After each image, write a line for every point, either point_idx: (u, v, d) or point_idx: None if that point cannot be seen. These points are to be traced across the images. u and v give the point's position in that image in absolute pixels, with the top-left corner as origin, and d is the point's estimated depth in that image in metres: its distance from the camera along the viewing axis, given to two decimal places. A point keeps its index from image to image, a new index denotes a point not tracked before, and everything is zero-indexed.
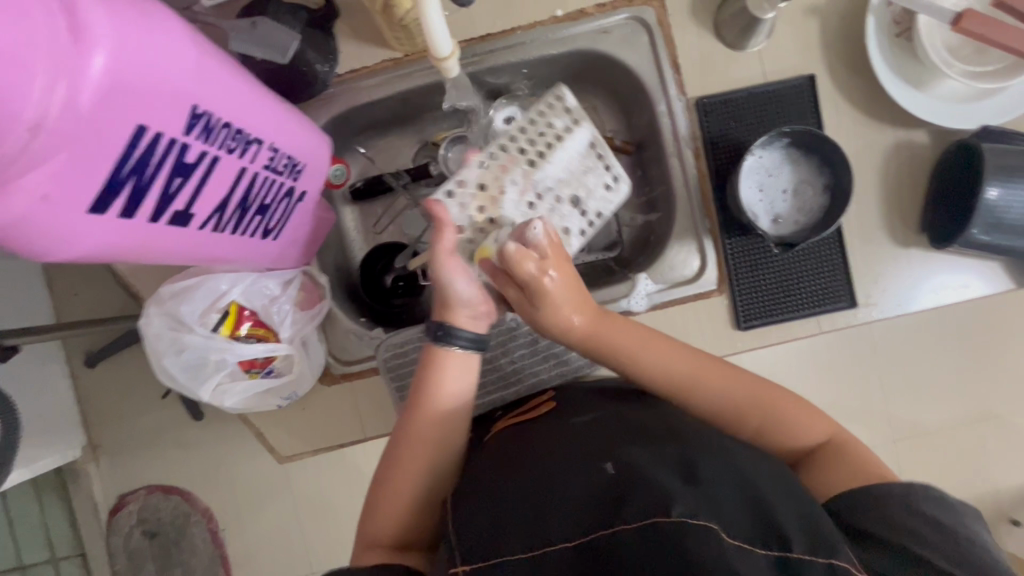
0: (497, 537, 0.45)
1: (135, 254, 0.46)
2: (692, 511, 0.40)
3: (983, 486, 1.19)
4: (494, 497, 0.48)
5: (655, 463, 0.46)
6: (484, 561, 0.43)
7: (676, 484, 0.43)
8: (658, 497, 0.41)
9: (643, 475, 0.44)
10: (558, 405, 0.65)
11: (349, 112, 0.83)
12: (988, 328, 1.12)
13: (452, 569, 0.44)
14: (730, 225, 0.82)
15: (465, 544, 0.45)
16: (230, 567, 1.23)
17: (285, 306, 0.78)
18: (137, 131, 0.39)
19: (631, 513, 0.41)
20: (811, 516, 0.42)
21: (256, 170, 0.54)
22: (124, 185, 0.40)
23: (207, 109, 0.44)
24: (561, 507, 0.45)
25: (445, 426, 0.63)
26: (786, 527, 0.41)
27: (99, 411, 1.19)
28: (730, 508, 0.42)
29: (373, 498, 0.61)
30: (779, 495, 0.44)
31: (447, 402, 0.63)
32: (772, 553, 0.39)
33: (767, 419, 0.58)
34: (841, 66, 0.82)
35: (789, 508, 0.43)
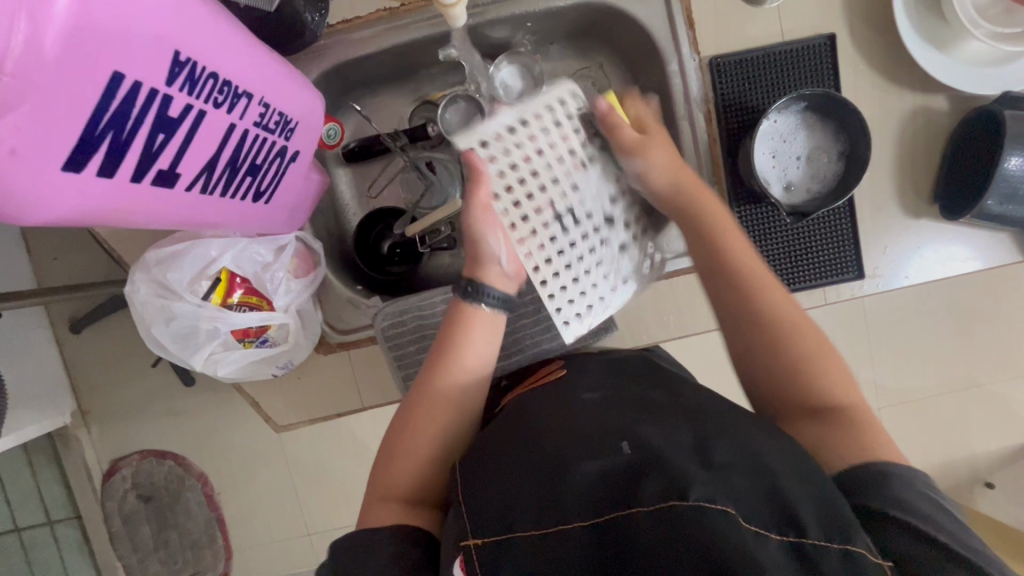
0: (509, 516, 0.43)
1: (116, 218, 0.42)
2: (710, 496, 0.39)
3: (961, 450, 1.21)
4: (507, 471, 0.47)
5: (669, 443, 0.45)
6: (498, 536, 0.43)
7: (692, 468, 0.42)
8: (673, 482, 0.40)
9: (658, 456, 0.43)
10: (563, 376, 0.64)
11: (341, 66, 0.78)
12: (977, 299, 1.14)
13: (462, 542, 0.43)
14: (741, 193, 0.79)
15: (477, 520, 0.44)
16: (226, 529, 1.23)
17: (278, 274, 0.73)
18: (113, 80, 0.35)
19: (646, 498, 0.40)
20: (823, 497, 0.42)
21: (245, 127, 0.50)
22: (101, 141, 0.36)
23: (191, 57, 0.40)
24: (570, 482, 0.43)
25: (463, 385, 0.61)
26: (800, 509, 0.40)
27: (87, 376, 1.17)
28: (745, 490, 0.41)
29: (388, 449, 0.60)
30: (792, 474, 0.43)
31: (465, 360, 0.62)
32: (787, 538, 0.38)
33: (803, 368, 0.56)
34: (862, 26, 0.78)
35: (811, 491, 0.42)
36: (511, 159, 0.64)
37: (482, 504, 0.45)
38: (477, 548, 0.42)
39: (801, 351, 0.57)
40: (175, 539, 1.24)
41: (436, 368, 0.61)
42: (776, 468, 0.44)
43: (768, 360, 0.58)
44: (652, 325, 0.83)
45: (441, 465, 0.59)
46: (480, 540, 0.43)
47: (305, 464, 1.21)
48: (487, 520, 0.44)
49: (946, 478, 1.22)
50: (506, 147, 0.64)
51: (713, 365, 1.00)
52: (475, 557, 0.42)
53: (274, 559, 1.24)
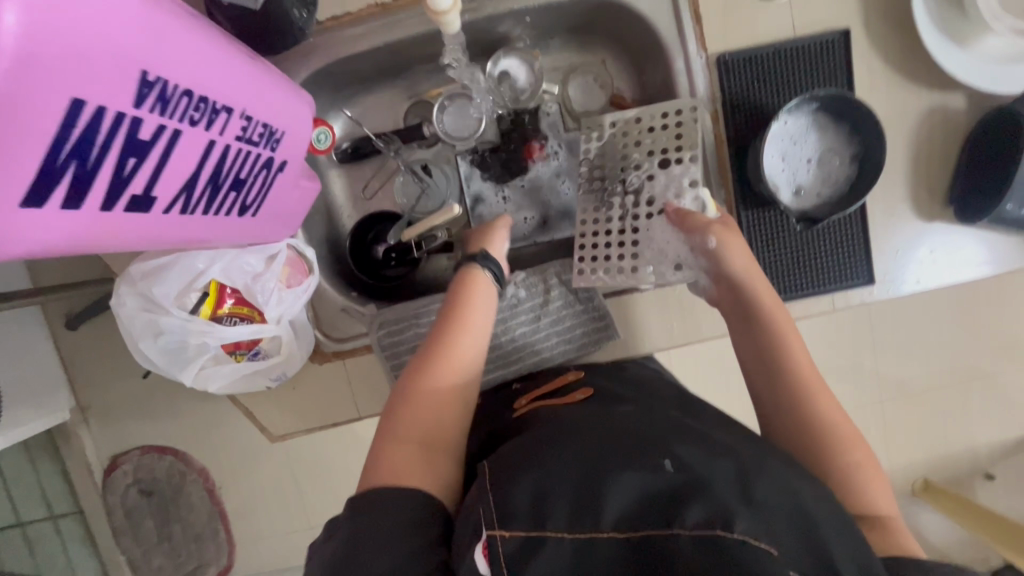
0: (540, 512, 0.41)
1: (87, 248, 0.39)
2: (755, 532, 0.38)
3: (965, 443, 1.20)
4: (540, 467, 0.44)
5: (712, 469, 0.43)
6: (530, 531, 0.40)
7: (732, 497, 0.40)
8: (718, 508, 0.39)
9: (701, 481, 0.41)
10: (593, 395, 0.60)
11: (333, 65, 0.74)
12: (983, 292, 1.13)
13: (486, 531, 0.41)
14: (748, 196, 0.76)
15: (508, 511, 0.41)
16: (229, 524, 1.23)
17: (270, 285, 0.71)
18: (74, 106, 0.32)
19: (690, 518, 0.39)
20: (861, 549, 0.40)
21: (226, 142, 0.47)
22: (65, 172, 0.33)
23: (159, 75, 0.37)
24: (612, 489, 0.41)
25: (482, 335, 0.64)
26: (837, 554, 0.39)
27: (84, 374, 1.15)
28: (788, 532, 0.39)
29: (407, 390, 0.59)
30: (835, 525, 0.41)
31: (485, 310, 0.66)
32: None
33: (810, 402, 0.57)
34: (878, 20, 0.74)
35: (841, 542, 0.40)
36: (663, 148, 0.70)
37: (514, 493, 0.42)
38: (505, 542, 0.40)
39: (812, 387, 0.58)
40: (178, 533, 1.23)
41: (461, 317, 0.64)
42: (790, 500, 0.42)
43: (776, 378, 0.59)
44: (655, 332, 0.80)
45: (458, 411, 0.59)
46: (508, 532, 0.40)
47: (305, 461, 1.20)
48: (516, 514, 0.41)
49: (947, 472, 1.21)
50: (670, 134, 0.70)
51: (717, 364, 0.97)
52: (501, 548, 0.40)
53: (275, 553, 1.24)
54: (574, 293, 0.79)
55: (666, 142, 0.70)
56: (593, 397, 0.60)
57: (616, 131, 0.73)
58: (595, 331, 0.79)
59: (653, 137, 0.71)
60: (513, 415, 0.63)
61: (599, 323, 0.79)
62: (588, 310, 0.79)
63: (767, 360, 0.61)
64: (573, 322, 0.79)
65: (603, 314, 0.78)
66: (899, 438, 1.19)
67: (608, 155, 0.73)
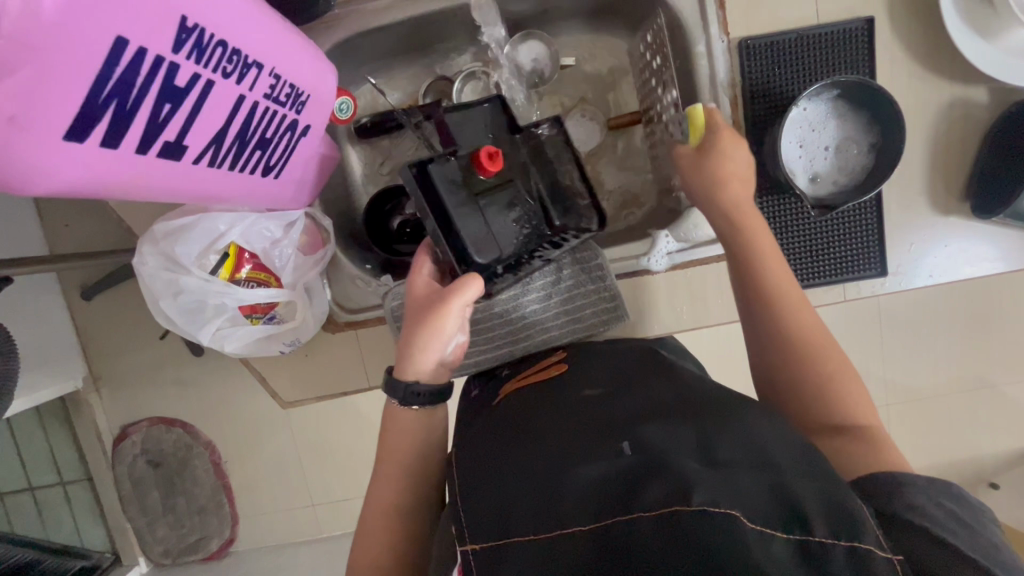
0: (506, 519, 0.43)
1: (119, 192, 0.42)
2: (713, 499, 0.38)
3: (970, 450, 1.19)
4: (500, 475, 0.47)
5: (673, 444, 0.45)
6: (494, 541, 0.43)
7: (696, 467, 0.42)
8: (678, 483, 0.40)
9: (660, 459, 0.43)
10: (568, 368, 0.63)
11: (355, 39, 0.75)
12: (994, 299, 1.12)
13: (462, 547, 0.43)
14: (765, 182, 0.76)
15: (473, 523, 0.44)
16: (233, 497, 1.25)
17: (287, 251, 0.73)
18: (115, 45, 0.34)
19: (648, 501, 0.40)
20: (833, 496, 0.40)
21: (255, 100, 0.49)
22: (105, 110, 0.35)
23: (198, 22, 0.39)
24: (571, 482, 0.43)
25: (401, 484, 0.58)
26: (806, 504, 0.38)
27: (99, 344, 1.17)
28: (752, 491, 0.40)
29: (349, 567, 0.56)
30: (796, 470, 0.42)
31: (400, 452, 0.59)
32: (792, 536, 0.37)
33: (801, 346, 0.57)
34: (903, 11, 0.74)
35: (807, 484, 0.41)
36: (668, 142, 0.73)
37: (478, 505, 0.46)
38: (475, 554, 0.42)
39: (807, 329, 0.57)
40: (182, 505, 1.24)
41: (378, 478, 0.59)
42: (786, 466, 0.42)
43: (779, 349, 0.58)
44: (664, 316, 0.82)
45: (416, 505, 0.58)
46: (478, 545, 0.43)
47: (310, 437, 1.22)
48: (482, 525, 0.44)
49: (951, 479, 1.20)
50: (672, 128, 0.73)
51: (725, 354, 0.98)
52: (473, 563, 0.42)
53: (277, 528, 1.26)
54: (585, 272, 0.79)
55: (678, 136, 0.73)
56: (569, 372, 0.61)
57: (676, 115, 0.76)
58: (604, 311, 0.80)
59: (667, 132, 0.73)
60: (496, 401, 0.62)
61: (609, 303, 0.79)
62: (599, 291, 0.79)
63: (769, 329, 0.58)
64: (584, 301, 0.80)
65: (613, 295, 0.79)
66: (904, 441, 1.18)
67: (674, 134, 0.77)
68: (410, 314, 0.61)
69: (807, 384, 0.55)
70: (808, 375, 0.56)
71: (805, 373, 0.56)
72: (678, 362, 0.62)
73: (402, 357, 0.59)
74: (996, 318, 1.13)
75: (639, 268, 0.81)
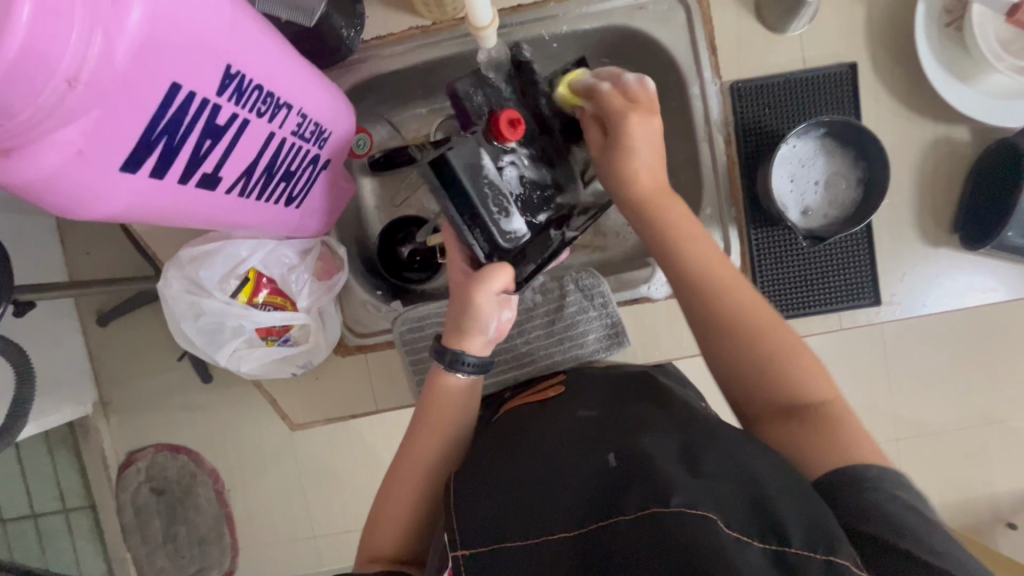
0: (500, 523, 0.45)
1: (159, 216, 0.47)
2: (691, 503, 0.40)
3: (982, 487, 1.17)
4: (501, 480, 0.49)
5: (666, 453, 0.46)
6: (484, 547, 0.44)
7: (679, 475, 0.43)
8: (657, 490, 0.41)
9: (647, 465, 0.44)
10: (565, 391, 0.65)
11: (373, 80, 0.81)
12: (991, 333, 1.14)
13: (451, 553, 0.45)
14: (758, 215, 0.80)
15: (465, 528, 0.46)
16: (234, 527, 1.25)
17: (304, 276, 0.77)
18: (171, 90, 0.40)
19: (629, 506, 0.42)
20: (815, 517, 0.40)
21: (283, 136, 0.54)
22: (156, 145, 0.41)
23: (240, 70, 0.45)
24: (564, 489, 0.46)
25: (441, 450, 0.62)
26: (783, 517, 0.40)
27: (109, 370, 1.18)
28: (729, 498, 0.41)
29: (369, 521, 0.61)
30: (783, 492, 0.42)
31: (446, 421, 0.63)
32: (769, 546, 0.39)
33: (705, 287, 0.60)
34: (884, 56, 0.79)
35: (790, 501, 0.42)
36: None
37: (476, 509, 0.47)
38: (466, 560, 0.44)
39: (726, 299, 0.59)
40: (183, 534, 1.24)
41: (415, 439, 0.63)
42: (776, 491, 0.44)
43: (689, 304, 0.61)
44: (665, 342, 0.84)
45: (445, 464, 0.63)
46: (468, 550, 0.45)
47: (316, 464, 1.23)
48: (474, 529, 0.45)
49: (965, 517, 1.18)
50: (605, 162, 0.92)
51: None
52: (463, 566, 0.44)
53: (279, 558, 1.25)
54: (589, 297, 0.82)
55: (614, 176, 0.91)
56: (565, 393, 0.64)
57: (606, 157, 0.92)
58: (607, 336, 0.82)
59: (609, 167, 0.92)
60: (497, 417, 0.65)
61: (612, 329, 0.82)
62: (603, 316, 0.82)
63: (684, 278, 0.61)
64: (587, 327, 0.82)
65: (615, 321, 0.81)
66: (915, 477, 1.17)
67: None
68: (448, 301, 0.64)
69: (726, 331, 0.58)
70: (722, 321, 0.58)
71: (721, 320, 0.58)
72: (666, 383, 0.65)
73: (450, 338, 0.63)
74: (996, 352, 1.14)
75: (639, 295, 0.84)
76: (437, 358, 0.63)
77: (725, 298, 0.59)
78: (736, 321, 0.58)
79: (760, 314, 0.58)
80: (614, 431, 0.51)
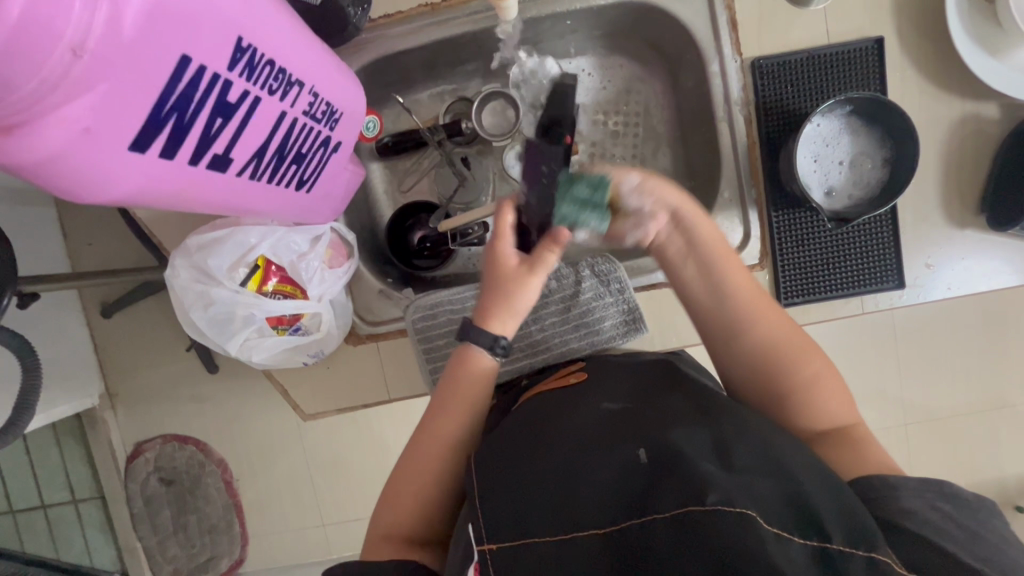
0: (526, 519, 0.44)
1: (169, 200, 0.45)
2: (728, 499, 0.39)
3: (993, 473, 1.16)
4: (527, 472, 0.47)
5: (697, 446, 0.45)
6: (511, 541, 0.44)
7: (714, 471, 0.42)
8: (694, 487, 0.41)
9: (680, 463, 0.43)
10: (587, 376, 0.64)
11: (381, 60, 0.79)
12: (1008, 318, 1.12)
13: (479, 547, 0.44)
14: (779, 197, 0.78)
15: (493, 522, 0.45)
16: (243, 516, 1.25)
17: (314, 263, 0.74)
18: (181, 62, 0.38)
19: (662, 504, 0.41)
20: (851, 507, 0.41)
21: (295, 115, 0.52)
22: (166, 122, 0.39)
23: (252, 43, 0.43)
24: (595, 483, 0.44)
25: (462, 427, 0.59)
26: (826, 515, 0.39)
27: (114, 361, 1.17)
28: (771, 500, 0.40)
29: (387, 493, 0.58)
30: (821, 486, 0.43)
31: (468, 398, 0.60)
32: (810, 542, 0.38)
33: (737, 315, 0.58)
34: (911, 30, 0.76)
35: (831, 500, 0.41)
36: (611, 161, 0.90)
37: (500, 505, 0.46)
38: (493, 555, 0.44)
39: (763, 328, 0.57)
40: (193, 524, 1.24)
41: (439, 413, 0.60)
42: (811, 482, 0.43)
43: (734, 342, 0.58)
44: (683, 329, 0.82)
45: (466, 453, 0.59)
46: (496, 544, 0.44)
47: (325, 454, 1.23)
48: (503, 525, 0.45)
49: None
50: (615, 141, 0.90)
51: None
52: (491, 563, 0.43)
53: (288, 547, 1.25)
54: (604, 283, 0.81)
55: (626, 152, 0.90)
56: (588, 379, 0.63)
57: (616, 132, 0.90)
58: (624, 322, 0.80)
59: (616, 145, 0.90)
60: (515, 406, 0.64)
61: (629, 314, 0.80)
62: (620, 302, 0.80)
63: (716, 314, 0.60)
64: (603, 313, 0.80)
65: (632, 307, 0.80)
66: (927, 463, 1.16)
67: (616, 148, 0.90)
68: (490, 280, 0.61)
69: (772, 359, 0.56)
70: (767, 352, 0.56)
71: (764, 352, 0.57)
72: (687, 370, 0.63)
73: (491, 316, 0.60)
74: (1011, 336, 1.12)
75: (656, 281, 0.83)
76: (468, 335, 0.60)
77: (760, 323, 0.58)
78: (785, 354, 0.56)
79: (798, 340, 0.57)
80: (641, 422, 0.51)
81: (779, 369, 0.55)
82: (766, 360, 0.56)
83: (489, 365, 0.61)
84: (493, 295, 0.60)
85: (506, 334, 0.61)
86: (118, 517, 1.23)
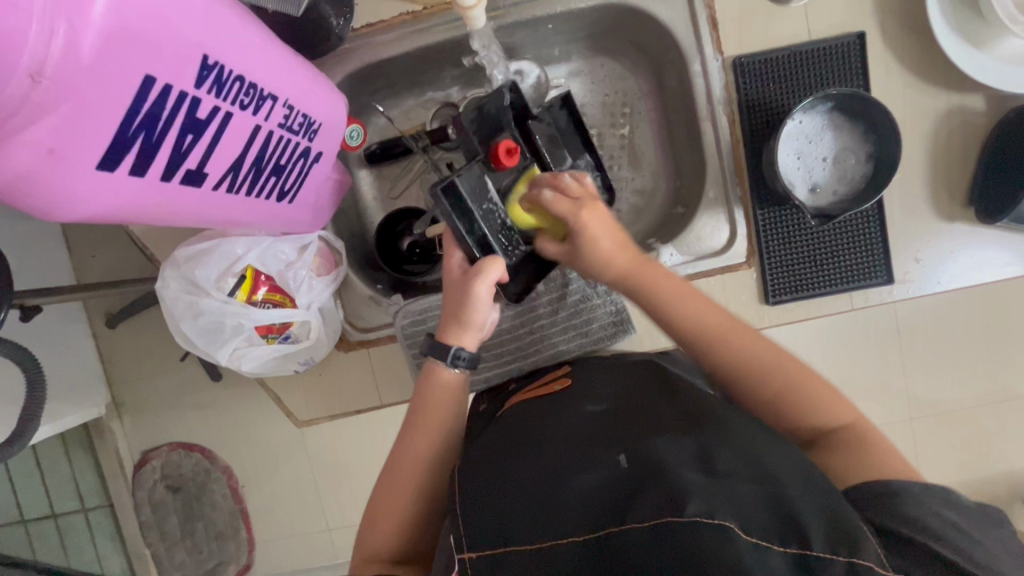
0: (504, 523, 0.44)
1: (145, 216, 0.46)
2: (708, 510, 0.39)
3: (1000, 466, 1.15)
4: (508, 483, 0.47)
5: (673, 451, 0.45)
6: (492, 550, 0.43)
7: (696, 478, 0.41)
8: (671, 495, 0.40)
9: (657, 469, 0.43)
10: (572, 383, 0.63)
11: (365, 69, 0.79)
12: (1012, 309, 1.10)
13: (458, 555, 0.44)
14: (764, 194, 0.78)
15: (472, 531, 0.45)
16: (249, 522, 1.25)
17: (301, 272, 0.75)
18: (145, 82, 0.39)
19: (641, 513, 0.40)
20: (829, 507, 0.41)
21: (270, 128, 0.53)
22: (134, 141, 0.40)
23: (218, 60, 0.44)
24: (573, 487, 0.45)
25: (432, 448, 0.61)
26: (804, 515, 0.39)
27: (119, 372, 1.19)
28: (748, 503, 0.40)
29: (367, 518, 0.59)
30: (799, 487, 0.42)
31: (440, 415, 0.62)
32: (790, 550, 0.37)
33: (721, 336, 0.57)
34: (894, 24, 0.76)
35: (808, 499, 0.41)
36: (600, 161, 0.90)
37: (478, 511, 0.46)
38: (472, 562, 0.43)
39: (744, 351, 0.56)
40: (200, 530, 1.25)
41: (410, 435, 0.62)
42: (787, 481, 0.42)
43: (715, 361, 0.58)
44: None
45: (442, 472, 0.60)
46: (476, 552, 0.44)
47: (328, 459, 1.23)
48: (482, 532, 0.44)
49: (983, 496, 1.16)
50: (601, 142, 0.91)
51: None
52: (469, 568, 0.43)
53: (294, 552, 1.26)
54: (592, 285, 0.80)
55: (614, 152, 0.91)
56: (572, 385, 0.63)
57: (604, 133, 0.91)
58: (613, 323, 0.80)
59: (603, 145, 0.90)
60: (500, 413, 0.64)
61: (617, 316, 0.80)
62: (608, 304, 0.80)
63: (697, 337, 0.58)
64: (591, 314, 0.80)
65: (620, 308, 0.80)
66: (932, 457, 1.15)
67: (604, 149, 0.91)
68: (445, 296, 0.65)
69: (756, 376, 0.56)
70: (752, 371, 0.56)
71: (749, 371, 0.56)
72: (674, 371, 0.63)
73: (445, 330, 0.63)
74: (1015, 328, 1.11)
75: None
76: (431, 351, 0.63)
77: (743, 346, 0.57)
78: (771, 371, 0.56)
79: (783, 360, 0.56)
80: (622, 426, 0.51)
81: (764, 388, 0.55)
82: (748, 378, 0.56)
83: (457, 377, 0.63)
84: (446, 310, 0.64)
85: (464, 345, 0.63)
86: (126, 525, 1.25)
